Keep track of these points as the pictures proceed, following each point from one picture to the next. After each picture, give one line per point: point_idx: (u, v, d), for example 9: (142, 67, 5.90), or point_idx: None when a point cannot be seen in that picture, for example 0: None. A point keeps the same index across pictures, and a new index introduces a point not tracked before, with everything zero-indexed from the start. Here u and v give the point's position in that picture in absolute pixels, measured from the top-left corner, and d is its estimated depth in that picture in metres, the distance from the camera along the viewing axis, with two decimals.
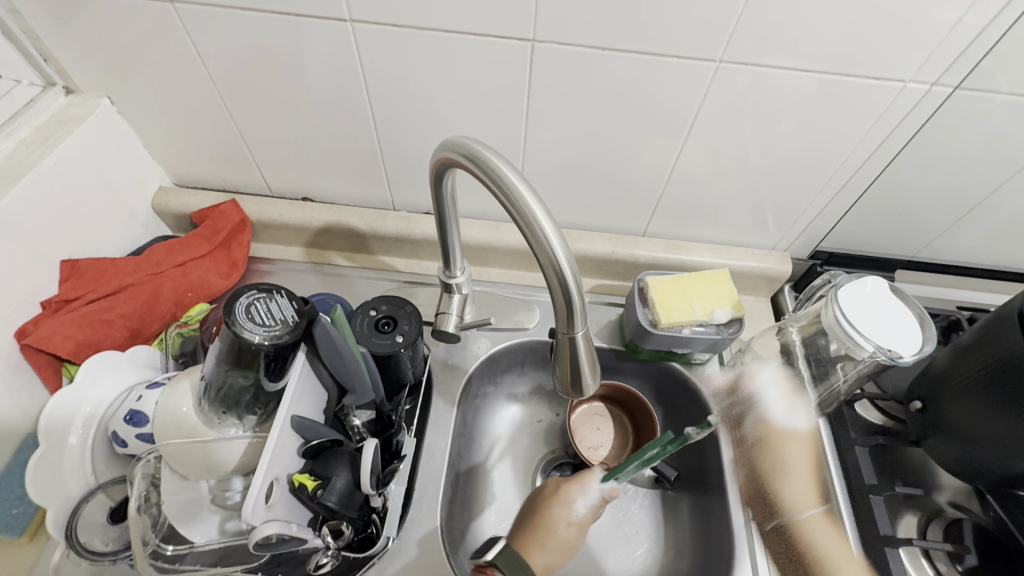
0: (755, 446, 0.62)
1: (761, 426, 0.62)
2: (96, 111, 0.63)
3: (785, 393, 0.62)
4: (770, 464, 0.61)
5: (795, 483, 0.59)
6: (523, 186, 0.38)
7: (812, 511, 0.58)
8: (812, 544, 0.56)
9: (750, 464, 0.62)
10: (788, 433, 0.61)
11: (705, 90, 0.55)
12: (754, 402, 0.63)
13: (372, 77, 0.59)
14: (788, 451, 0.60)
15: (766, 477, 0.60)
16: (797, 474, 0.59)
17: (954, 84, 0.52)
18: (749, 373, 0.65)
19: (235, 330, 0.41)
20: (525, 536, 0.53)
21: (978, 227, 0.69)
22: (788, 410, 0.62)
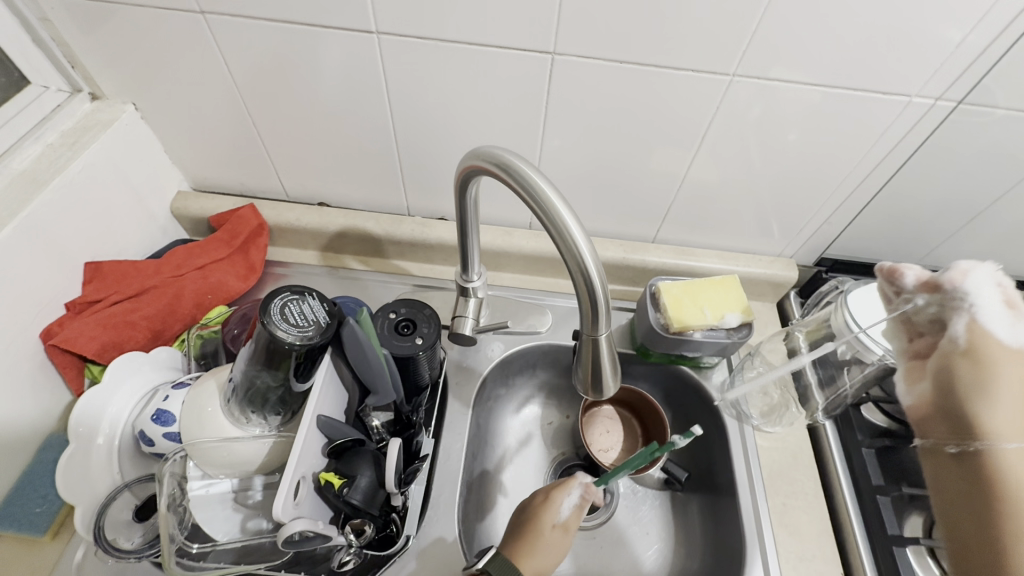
0: (960, 354, 0.49)
1: (971, 333, 0.49)
2: (121, 117, 0.64)
3: (1002, 301, 0.49)
4: (968, 378, 0.49)
5: (1005, 401, 0.47)
6: (553, 192, 0.39)
7: (1022, 443, 0.46)
8: (1003, 476, 0.45)
9: (949, 372, 0.50)
10: (1003, 360, 0.48)
11: (718, 102, 0.57)
12: (964, 302, 0.49)
13: (395, 86, 0.60)
14: (1003, 365, 0.47)
15: (953, 388, 0.50)
16: (1006, 392, 0.47)
17: (957, 99, 0.55)
18: (958, 267, 0.50)
19: (270, 330, 0.42)
20: (517, 542, 0.54)
21: (979, 235, 0.71)
22: (1012, 321, 0.48)
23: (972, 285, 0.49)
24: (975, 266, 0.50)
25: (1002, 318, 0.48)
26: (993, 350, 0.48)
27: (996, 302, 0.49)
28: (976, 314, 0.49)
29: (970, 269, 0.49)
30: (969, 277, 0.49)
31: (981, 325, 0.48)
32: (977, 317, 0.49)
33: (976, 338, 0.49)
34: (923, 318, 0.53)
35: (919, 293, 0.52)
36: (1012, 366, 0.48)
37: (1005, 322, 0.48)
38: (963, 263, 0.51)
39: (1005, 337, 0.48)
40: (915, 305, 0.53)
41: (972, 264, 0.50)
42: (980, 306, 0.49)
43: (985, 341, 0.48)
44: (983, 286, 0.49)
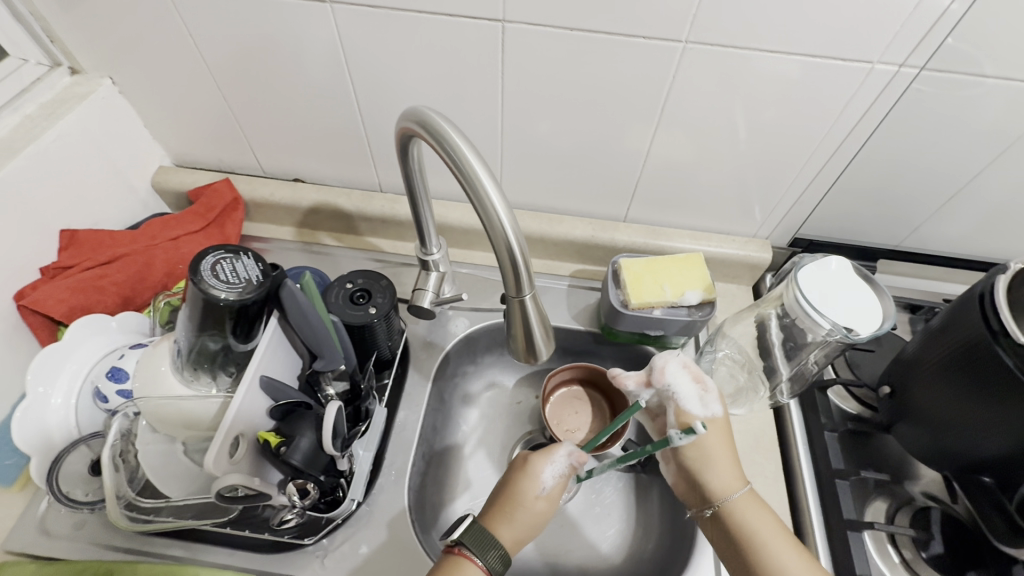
0: (680, 441, 0.53)
1: (677, 418, 0.53)
2: (97, 90, 0.67)
3: (694, 382, 0.53)
4: (692, 455, 0.52)
5: (718, 467, 0.52)
6: (470, 152, 0.39)
7: (742, 493, 0.50)
8: (742, 525, 0.49)
9: (677, 455, 0.54)
10: (706, 431, 0.52)
11: (674, 72, 0.56)
12: (665, 397, 0.53)
13: (352, 58, 0.61)
14: (709, 440, 0.52)
15: (691, 469, 0.53)
16: (720, 458, 0.52)
17: (921, 66, 0.52)
18: (659, 364, 0.54)
19: (200, 286, 0.43)
20: (493, 510, 0.54)
21: (961, 216, 0.69)
22: (702, 402, 0.52)
23: (672, 380, 0.53)
24: (663, 359, 0.54)
25: (697, 399, 0.53)
26: (697, 427, 0.52)
27: (691, 388, 0.53)
28: (677, 403, 0.53)
29: (666, 365, 0.54)
30: (666, 375, 0.53)
31: (682, 411, 0.53)
32: (681, 404, 0.53)
33: (682, 421, 0.53)
34: (655, 404, 0.58)
35: (643, 389, 0.56)
36: (715, 432, 0.53)
37: (697, 402, 0.52)
38: (663, 357, 0.55)
39: (698, 415, 0.52)
40: (649, 398, 0.57)
41: (666, 357, 0.54)
42: (680, 396, 0.53)
43: (684, 420, 0.53)
44: (678, 377, 0.53)
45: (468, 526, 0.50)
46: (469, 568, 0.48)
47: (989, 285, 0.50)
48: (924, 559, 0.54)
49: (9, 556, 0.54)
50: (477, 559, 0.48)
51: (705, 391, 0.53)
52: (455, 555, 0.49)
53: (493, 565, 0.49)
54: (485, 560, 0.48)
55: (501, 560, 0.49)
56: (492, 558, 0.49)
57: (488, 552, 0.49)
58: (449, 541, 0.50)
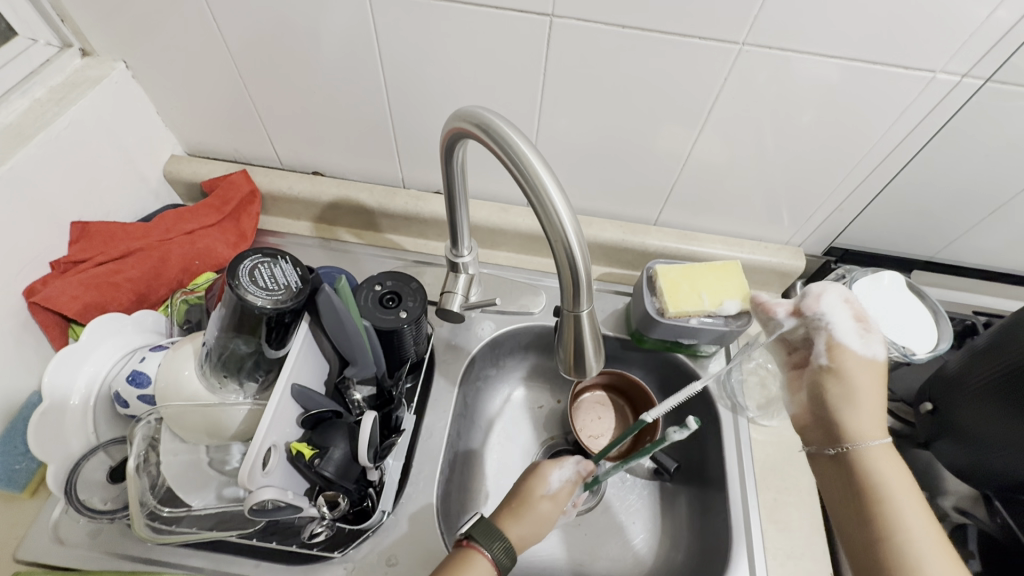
0: (822, 375, 0.50)
1: (833, 352, 0.49)
2: (111, 74, 0.63)
3: (858, 319, 0.50)
4: (837, 391, 0.49)
5: (863, 412, 0.47)
6: (535, 158, 0.37)
7: (881, 442, 0.45)
8: (875, 479, 0.44)
9: (816, 387, 0.50)
10: (860, 364, 0.48)
11: (727, 74, 0.54)
12: (819, 325, 0.50)
13: (386, 49, 0.58)
14: (860, 380, 0.48)
15: (827, 404, 0.49)
16: (867, 399, 0.48)
17: (986, 76, 0.50)
18: (812, 293, 0.52)
19: (238, 292, 0.41)
20: (500, 509, 0.52)
21: (998, 231, 0.68)
22: (862, 335, 0.49)
23: (824, 311, 0.51)
24: (819, 289, 0.52)
25: (857, 335, 0.49)
26: (846, 360, 0.48)
27: (850, 323, 0.49)
28: (831, 334, 0.49)
29: (822, 293, 0.51)
30: (821, 302, 0.51)
31: (835, 340, 0.49)
32: (830, 334, 0.49)
33: (833, 356, 0.49)
34: (795, 336, 0.54)
35: (788, 318, 0.54)
36: (869, 368, 0.48)
37: (856, 337, 0.49)
38: (816, 285, 0.53)
39: (851, 349, 0.49)
40: (789, 329, 0.54)
41: (822, 286, 0.52)
42: (833, 325, 0.49)
43: (842, 355, 0.49)
44: (834, 310, 0.50)
45: (476, 518, 0.47)
46: (476, 560, 0.45)
47: None
48: None
49: (21, 566, 0.52)
50: (484, 549, 0.45)
51: (864, 330, 0.49)
52: (463, 547, 0.46)
53: (500, 558, 0.45)
54: (491, 550, 0.45)
55: (507, 551, 0.45)
56: (498, 549, 0.45)
57: (495, 542, 0.46)
58: (457, 534, 0.47)
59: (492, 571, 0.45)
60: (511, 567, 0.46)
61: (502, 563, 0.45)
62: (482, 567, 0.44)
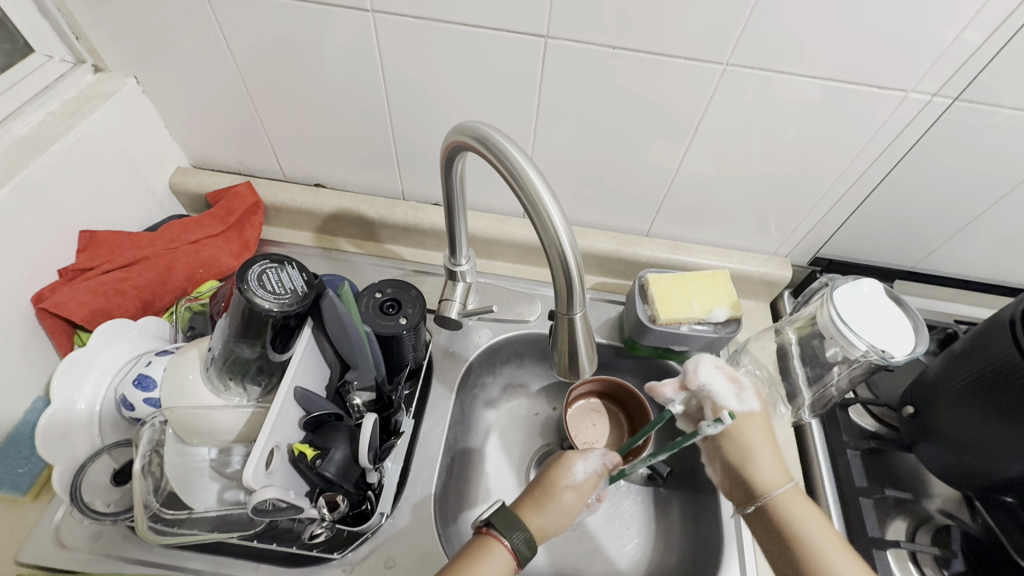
0: (719, 437, 0.53)
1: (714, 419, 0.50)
2: (122, 89, 0.65)
3: (729, 379, 0.51)
4: (733, 452, 0.52)
5: (763, 463, 0.51)
6: (530, 168, 0.39)
7: (786, 487, 0.50)
8: (792, 519, 0.48)
9: (721, 454, 0.53)
10: (745, 421, 0.52)
11: (712, 92, 0.57)
12: (706, 397, 0.51)
13: (389, 66, 0.61)
14: (750, 432, 0.52)
15: (733, 462, 0.52)
16: (760, 449, 0.52)
17: (954, 95, 0.54)
18: (692, 367, 0.52)
19: (247, 296, 0.43)
20: (525, 498, 0.53)
21: (975, 240, 0.71)
22: (737, 395, 0.51)
23: (705, 382, 0.51)
24: (696, 364, 0.52)
25: (733, 395, 0.51)
26: (738, 426, 0.52)
27: (727, 385, 0.51)
28: (715, 399, 0.50)
29: (699, 365, 0.52)
30: (700, 377, 0.51)
31: (720, 406, 0.50)
32: (717, 401, 0.50)
33: (719, 418, 0.50)
34: (692, 408, 0.54)
35: (680, 391, 0.53)
36: (750, 422, 0.52)
37: (733, 397, 0.50)
38: (693, 360, 0.53)
39: (734, 410, 0.50)
40: (683, 402, 0.54)
41: (699, 358, 0.53)
42: (718, 391, 0.50)
43: (744, 423, 0.52)
44: (712, 377, 0.51)
45: (498, 507, 0.48)
46: (496, 549, 0.46)
47: (1018, 310, 0.51)
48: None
49: (22, 569, 0.52)
50: (506, 537, 0.46)
51: (739, 390, 0.51)
52: (483, 536, 0.47)
53: (520, 548, 0.46)
54: (510, 540, 0.46)
55: (528, 542, 0.46)
56: (518, 540, 0.46)
57: (514, 531, 0.46)
58: (478, 523, 0.48)
59: (511, 560, 0.46)
60: (530, 559, 0.47)
61: (521, 553, 0.46)
62: (500, 556, 0.45)
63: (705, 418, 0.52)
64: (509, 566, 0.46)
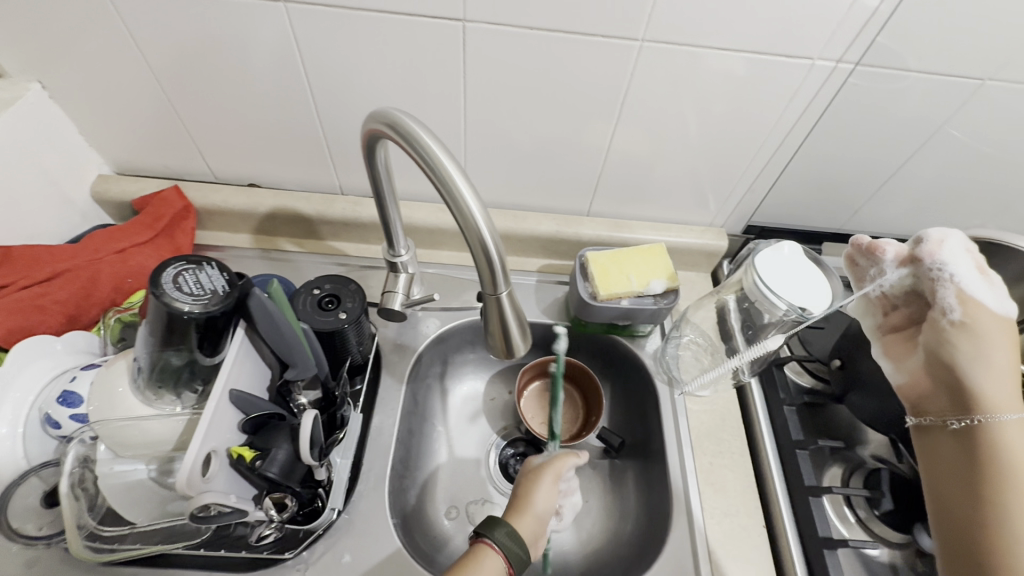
0: (949, 332, 0.49)
1: (962, 306, 0.49)
2: (25, 95, 0.62)
3: (977, 270, 0.51)
4: (963, 350, 0.48)
5: (991, 373, 0.47)
6: (442, 153, 0.39)
7: (1015, 415, 0.45)
8: (1000, 447, 0.44)
9: (937, 351, 0.50)
10: (996, 325, 0.48)
11: (632, 69, 0.58)
12: (940, 276, 0.51)
13: (309, 57, 0.59)
14: (992, 339, 0.48)
15: (950, 366, 0.49)
16: (994, 358, 0.47)
17: (856, 61, 0.56)
18: (930, 239, 0.52)
19: (163, 299, 0.42)
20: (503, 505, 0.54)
21: (893, 198, 0.75)
22: (989, 289, 0.50)
23: (943, 259, 0.51)
24: (941, 234, 0.52)
25: (986, 284, 0.50)
26: (986, 318, 0.48)
27: (972, 271, 0.50)
28: (961, 285, 0.50)
29: (943, 239, 0.52)
30: (941, 250, 0.51)
31: (965, 295, 0.49)
32: (960, 286, 0.50)
33: (967, 311, 0.49)
34: (898, 292, 0.56)
35: (896, 267, 0.55)
36: (996, 331, 0.48)
37: (981, 289, 0.49)
38: (933, 233, 0.53)
39: (982, 307, 0.49)
40: (894, 279, 0.56)
41: (944, 231, 0.53)
42: (959, 274, 0.50)
43: (980, 314, 0.49)
44: (954, 256, 0.51)
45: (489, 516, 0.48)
46: (482, 553, 0.45)
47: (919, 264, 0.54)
48: (877, 515, 0.58)
49: None
50: (494, 542, 0.46)
51: (991, 278, 0.50)
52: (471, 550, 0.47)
53: (506, 543, 0.46)
54: (494, 536, 0.46)
55: (510, 533, 0.46)
56: (510, 545, 0.46)
57: (496, 528, 0.47)
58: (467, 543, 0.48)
59: (502, 558, 0.45)
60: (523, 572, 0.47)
61: (509, 546, 0.46)
62: (489, 558, 0.45)
63: (935, 303, 0.51)
64: (502, 563, 0.45)
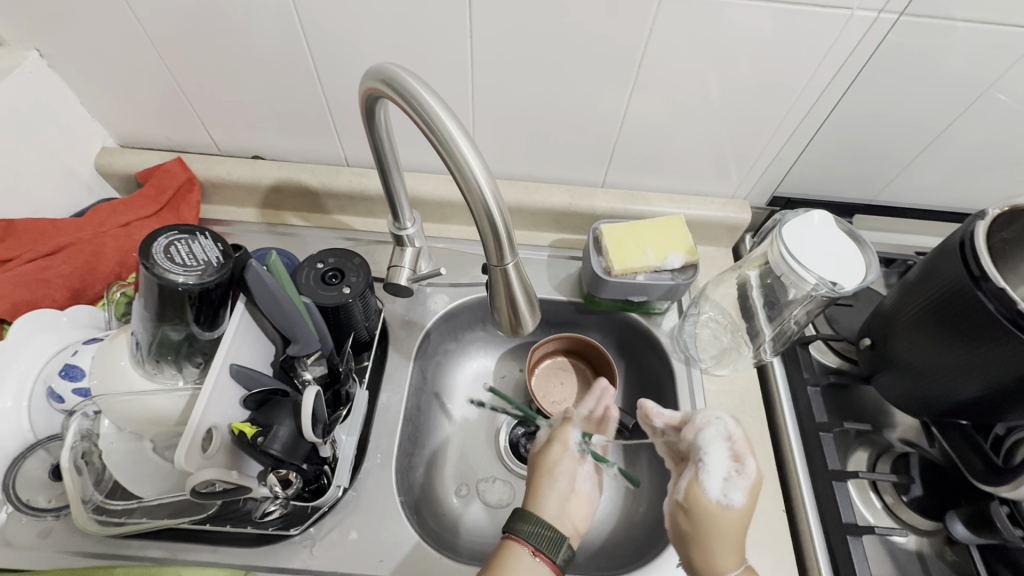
0: (680, 514, 0.48)
1: (691, 491, 0.47)
2: (22, 63, 0.60)
3: (730, 455, 0.47)
4: (689, 527, 0.47)
5: (715, 558, 0.46)
6: (443, 113, 0.36)
7: None
8: None
9: (674, 522, 0.49)
10: (718, 517, 0.46)
11: (650, 25, 0.54)
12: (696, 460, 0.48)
13: (307, 19, 0.56)
14: (717, 531, 0.46)
15: (682, 539, 0.48)
16: (719, 558, 0.46)
17: (900, 11, 0.51)
18: (698, 419, 0.50)
19: (155, 272, 0.40)
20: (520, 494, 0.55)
21: (933, 165, 0.70)
22: (730, 479, 0.46)
23: (701, 443, 0.48)
24: (708, 419, 0.49)
25: (721, 477, 0.46)
26: (707, 509, 0.46)
27: (722, 460, 0.47)
28: (697, 473, 0.48)
29: (705, 426, 0.49)
30: (699, 433, 0.49)
31: (697, 488, 0.47)
32: (697, 473, 0.48)
33: (692, 496, 0.47)
34: (676, 445, 0.53)
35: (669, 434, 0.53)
36: (727, 523, 0.46)
37: (721, 482, 0.46)
38: (704, 413, 0.51)
39: (711, 499, 0.46)
40: (670, 436, 0.53)
41: (711, 414, 0.50)
42: (702, 465, 0.47)
43: (699, 502, 0.47)
44: (710, 444, 0.48)
45: (515, 513, 0.49)
46: (512, 548, 0.46)
47: (967, 233, 0.49)
48: (905, 501, 0.55)
49: None
50: (520, 536, 0.46)
51: (737, 472, 0.46)
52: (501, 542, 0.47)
53: (529, 532, 0.47)
54: (519, 529, 0.47)
55: (535, 526, 0.47)
56: (541, 537, 0.46)
57: (519, 518, 0.48)
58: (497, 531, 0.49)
59: (527, 548, 0.46)
60: (565, 558, 0.47)
61: (536, 537, 0.46)
62: (517, 551, 0.46)
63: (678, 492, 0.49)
64: (526, 553, 0.46)
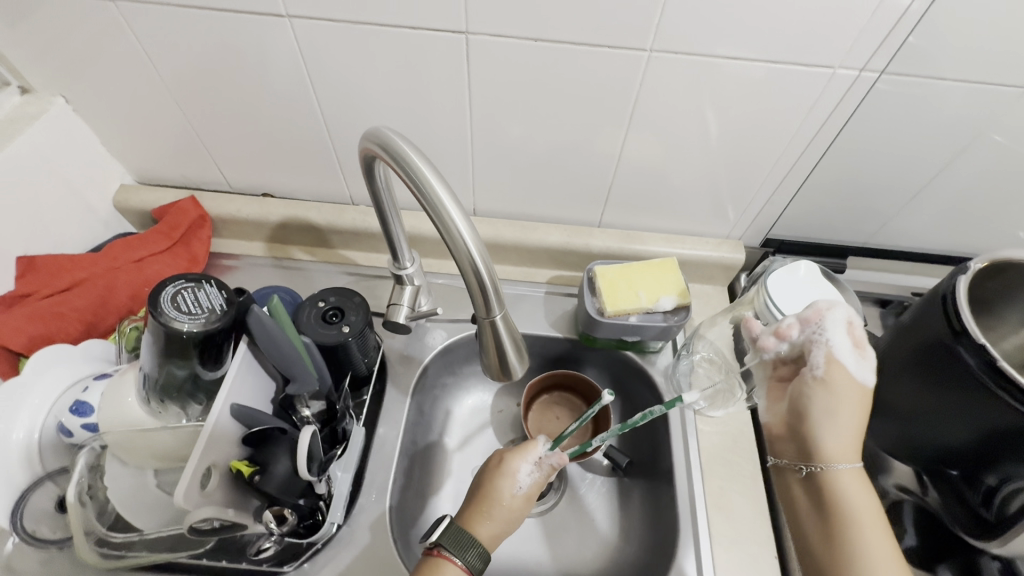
0: (811, 390, 0.47)
1: (827, 366, 0.46)
2: (49, 109, 0.64)
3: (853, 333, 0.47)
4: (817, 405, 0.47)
5: (842, 432, 0.46)
6: (432, 177, 0.39)
7: (851, 465, 0.46)
8: (844, 500, 0.45)
9: (799, 404, 0.48)
10: (852, 390, 0.46)
11: (640, 78, 0.56)
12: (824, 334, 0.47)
13: (315, 71, 0.59)
14: (848, 403, 0.46)
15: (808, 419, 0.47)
16: (845, 422, 0.46)
17: (880, 69, 0.53)
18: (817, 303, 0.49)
19: (162, 319, 0.44)
20: (470, 509, 0.52)
21: (923, 210, 0.71)
22: (860, 356, 0.46)
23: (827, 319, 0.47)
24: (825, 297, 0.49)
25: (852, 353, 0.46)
26: (844, 382, 0.46)
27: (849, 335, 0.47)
28: (831, 347, 0.46)
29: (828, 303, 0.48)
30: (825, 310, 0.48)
31: (833, 359, 0.46)
32: (833, 349, 0.46)
33: (829, 369, 0.46)
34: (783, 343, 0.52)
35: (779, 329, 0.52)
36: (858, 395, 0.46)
37: (853, 355, 0.46)
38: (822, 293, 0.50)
39: (847, 370, 0.46)
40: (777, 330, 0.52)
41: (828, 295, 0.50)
42: (835, 339, 0.46)
43: (839, 377, 0.46)
44: (838, 320, 0.47)
45: (446, 524, 0.48)
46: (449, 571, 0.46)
47: (951, 285, 0.50)
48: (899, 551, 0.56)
49: None
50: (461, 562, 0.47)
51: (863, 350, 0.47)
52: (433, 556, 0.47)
53: (473, 563, 0.47)
54: (464, 559, 0.47)
55: (482, 557, 0.47)
56: (472, 557, 0.47)
57: (467, 551, 0.47)
58: (428, 543, 0.48)
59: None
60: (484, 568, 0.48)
61: (476, 567, 0.47)
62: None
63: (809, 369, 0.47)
64: None
